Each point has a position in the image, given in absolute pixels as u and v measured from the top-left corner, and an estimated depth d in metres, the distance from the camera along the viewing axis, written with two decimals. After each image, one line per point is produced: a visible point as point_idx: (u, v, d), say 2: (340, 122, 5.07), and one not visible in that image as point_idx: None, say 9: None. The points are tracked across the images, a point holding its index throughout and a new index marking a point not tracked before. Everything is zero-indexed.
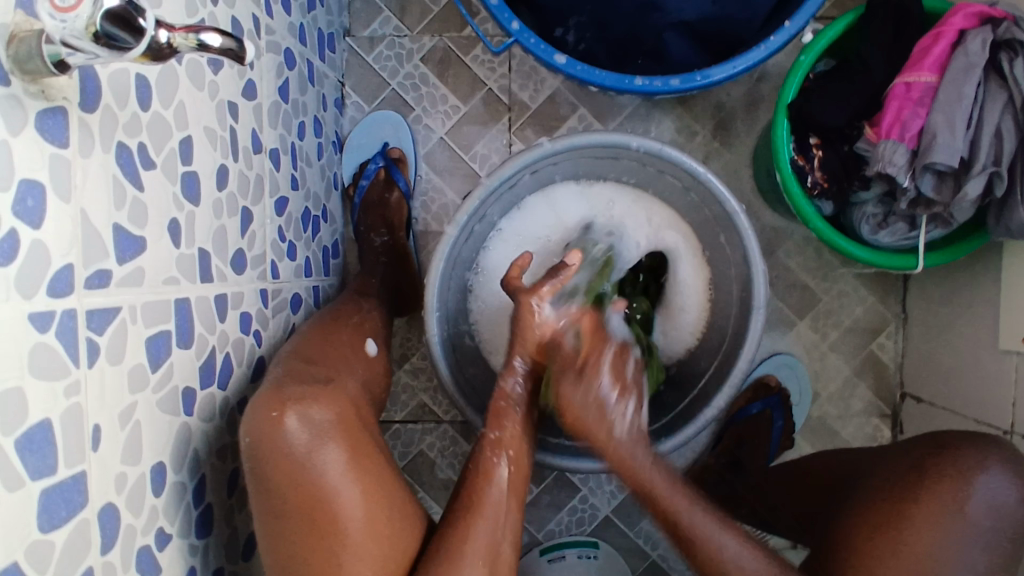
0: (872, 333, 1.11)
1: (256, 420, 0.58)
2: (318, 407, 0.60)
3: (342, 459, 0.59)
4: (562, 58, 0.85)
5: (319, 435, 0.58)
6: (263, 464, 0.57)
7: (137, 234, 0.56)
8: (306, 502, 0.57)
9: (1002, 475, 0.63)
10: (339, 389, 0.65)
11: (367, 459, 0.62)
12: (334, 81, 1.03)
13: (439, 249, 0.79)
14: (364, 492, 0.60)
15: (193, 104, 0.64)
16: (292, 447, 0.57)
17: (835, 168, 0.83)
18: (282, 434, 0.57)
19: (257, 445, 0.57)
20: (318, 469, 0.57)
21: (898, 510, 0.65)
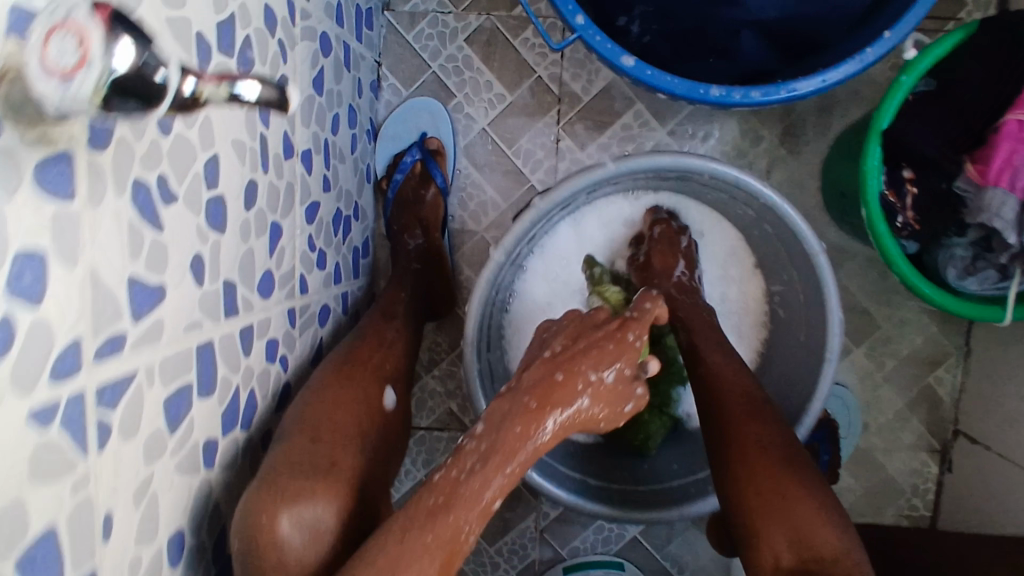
0: (931, 364, 1.03)
1: (248, 523, 0.52)
2: (313, 508, 0.54)
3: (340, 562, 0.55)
4: (630, 61, 0.75)
5: (313, 537, 0.53)
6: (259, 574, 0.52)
7: (157, 283, 0.48)
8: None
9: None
10: (340, 473, 0.58)
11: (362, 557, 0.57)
12: (370, 62, 0.93)
13: (481, 278, 0.71)
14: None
15: (219, 117, 0.55)
16: (287, 556, 0.52)
17: (927, 206, 0.73)
18: (277, 543, 0.51)
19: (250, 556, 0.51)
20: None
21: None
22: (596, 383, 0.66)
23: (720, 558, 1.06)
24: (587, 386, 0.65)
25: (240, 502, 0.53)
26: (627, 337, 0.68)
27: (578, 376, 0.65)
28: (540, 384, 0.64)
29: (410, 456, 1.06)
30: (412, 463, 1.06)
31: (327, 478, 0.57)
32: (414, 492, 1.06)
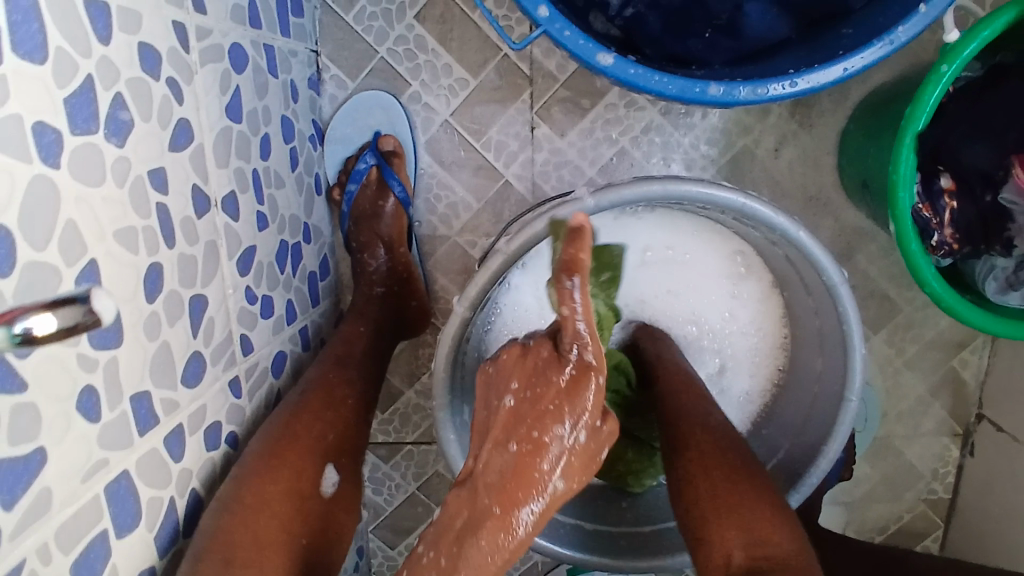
0: (955, 347, 0.94)
1: None
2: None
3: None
4: (607, 58, 0.63)
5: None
6: None
7: (29, 449, 0.39)
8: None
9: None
10: None
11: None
12: (305, 55, 0.80)
13: (447, 332, 0.62)
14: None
15: (90, 213, 0.45)
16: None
17: (970, 224, 0.62)
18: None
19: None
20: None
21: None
22: (558, 452, 0.46)
23: None
24: (550, 457, 0.46)
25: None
26: (584, 368, 0.45)
27: (536, 450, 0.46)
28: (498, 478, 0.46)
29: (399, 471, 0.99)
30: (403, 477, 1.00)
31: None
32: (408, 506, 1.01)
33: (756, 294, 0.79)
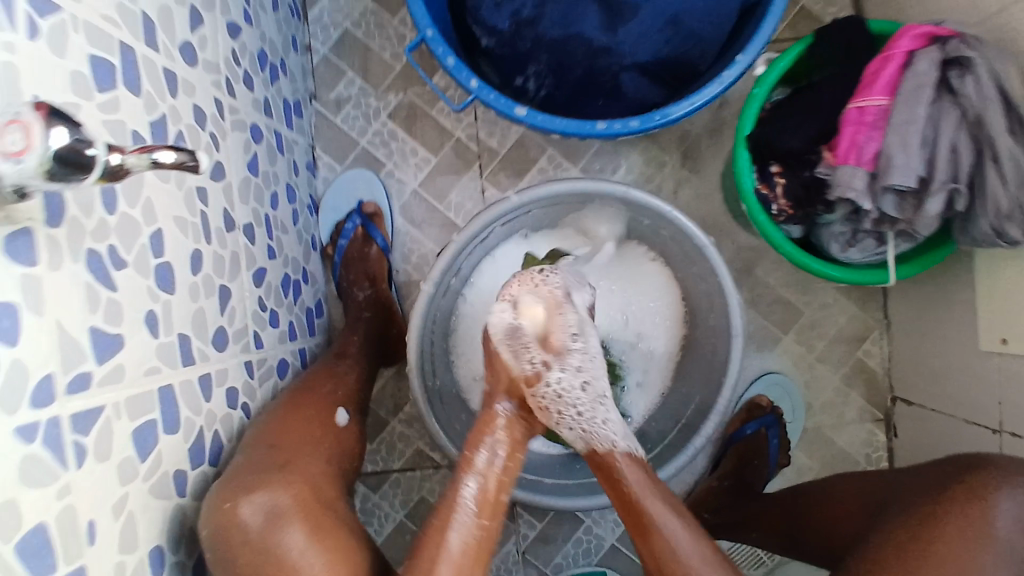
0: (857, 340, 1.11)
1: (211, 513, 0.60)
2: (274, 488, 0.63)
3: (303, 536, 0.61)
4: (522, 110, 0.86)
5: (275, 515, 0.61)
6: (227, 552, 0.60)
7: (115, 333, 0.57)
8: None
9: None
10: (295, 475, 0.66)
11: (339, 542, 0.64)
12: (304, 146, 1.05)
13: (416, 307, 0.80)
14: (332, 566, 0.61)
15: (160, 198, 0.66)
16: (249, 531, 0.60)
17: (798, 195, 0.82)
18: (236, 517, 0.59)
19: (212, 532, 0.59)
20: (278, 546, 0.60)
21: (925, 543, 0.72)
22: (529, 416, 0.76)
23: None
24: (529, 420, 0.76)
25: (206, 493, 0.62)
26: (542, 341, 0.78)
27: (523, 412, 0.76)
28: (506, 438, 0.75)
29: (388, 500, 1.11)
30: (392, 506, 1.11)
31: (284, 477, 0.65)
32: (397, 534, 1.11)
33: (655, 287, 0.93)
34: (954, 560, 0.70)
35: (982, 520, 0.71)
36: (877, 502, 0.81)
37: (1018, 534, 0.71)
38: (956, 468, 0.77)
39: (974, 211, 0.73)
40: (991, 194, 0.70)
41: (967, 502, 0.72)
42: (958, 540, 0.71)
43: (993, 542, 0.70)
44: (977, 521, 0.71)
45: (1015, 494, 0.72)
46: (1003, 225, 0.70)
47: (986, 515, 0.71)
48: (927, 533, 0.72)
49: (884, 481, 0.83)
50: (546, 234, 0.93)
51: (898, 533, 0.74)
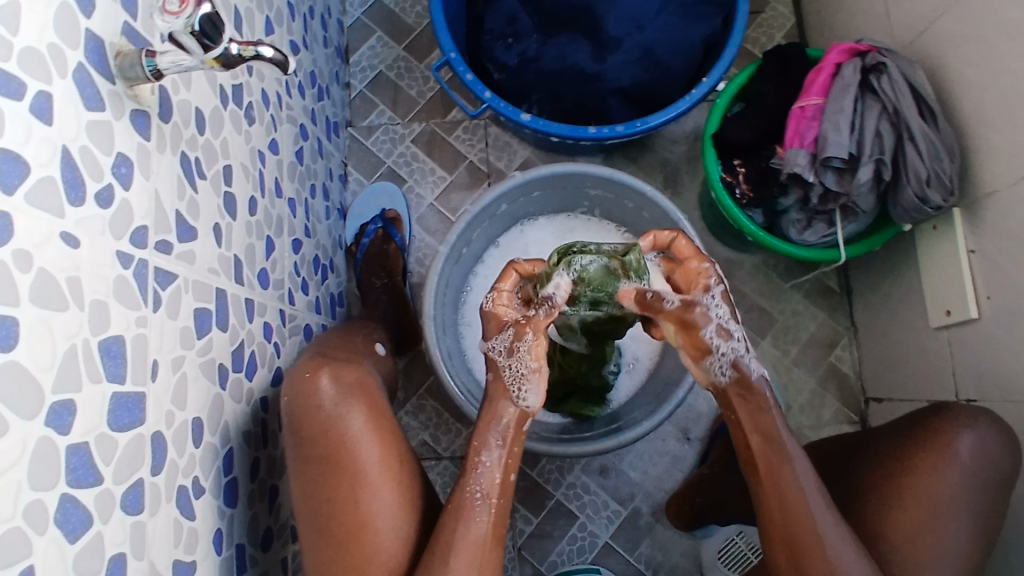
0: (828, 345, 1.22)
1: (294, 381, 0.76)
2: (346, 376, 0.78)
3: (363, 415, 0.76)
4: (526, 116, 1.05)
5: (344, 393, 0.76)
6: (299, 418, 0.75)
7: (192, 225, 0.70)
8: (334, 447, 0.74)
9: (988, 429, 0.73)
10: (355, 367, 0.82)
11: (388, 426, 0.78)
12: (339, 160, 1.22)
13: (433, 266, 0.93)
14: (380, 444, 0.76)
15: (233, 143, 0.81)
16: (322, 401, 0.75)
17: (755, 178, 0.99)
18: (314, 390, 0.75)
19: (293, 398, 0.75)
20: (343, 417, 0.75)
21: (898, 476, 0.72)
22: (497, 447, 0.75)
23: (690, 553, 1.16)
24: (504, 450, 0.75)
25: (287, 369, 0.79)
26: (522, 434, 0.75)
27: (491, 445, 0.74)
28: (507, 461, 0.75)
29: None
30: None
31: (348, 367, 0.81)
32: None
33: None
34: (924, 489, 0.71)
35: (945, 455, 0.71)
36: (854, 447, 0.83)
37: (980, 462, 0.72)
38: (920, 410, 0.77)
39: (899, 181, 0.89)
40: (911, 166, 0.87)
41: (930, 439, 0.73)
42: (926, 469, 0.71)
43: (956, 469, 0.71)
44: (941, 453, 0.72)
45: (976, 428, 0.73)
46: (924, 190, 0.87)
47: (947, 446, 0.72)
48: (899, 468, 0.73)
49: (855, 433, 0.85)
50: (541, 225, 1.08)
51: (876, 470, 0.74)
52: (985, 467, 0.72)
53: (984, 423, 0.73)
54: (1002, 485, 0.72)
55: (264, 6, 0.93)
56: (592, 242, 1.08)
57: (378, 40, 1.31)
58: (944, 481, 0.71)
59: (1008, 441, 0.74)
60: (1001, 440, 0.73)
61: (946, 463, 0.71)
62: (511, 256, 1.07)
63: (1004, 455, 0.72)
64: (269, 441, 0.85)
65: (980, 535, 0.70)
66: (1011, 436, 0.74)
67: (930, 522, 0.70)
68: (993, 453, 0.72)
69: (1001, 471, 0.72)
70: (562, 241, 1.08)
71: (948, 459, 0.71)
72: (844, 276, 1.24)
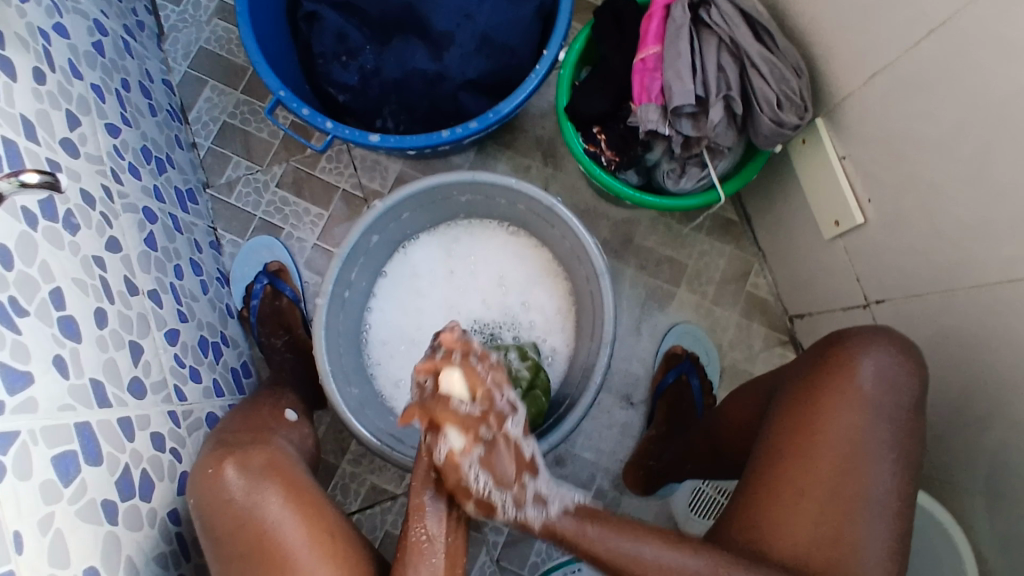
0: (742, 276, 1.21)
1: (200, 480, 0.69)
2: (253, 459, 0.71)
3: (278, 496, 0.68)
4: (375, 137, 0.99)
5: (254, 478, 0.69)
6: (212, 515, 0.68)
7: (24, 369, 0.64)
8: (255, 538, 0.66)
9: (887, 352, 0.73)
10: (265, 444, 0.74)
11: (312, 503, 0.69)
12: (204, 228, 1.16)
13: (316, 321, 0.88)
14: (307, 522, 0.67)
15: (56, 262, 0.74)
16: (231, 494, 0.68)
17: (618, 144, 0.96)
18: (222, 483, 0.68)
19: (201, 498, 0.69)
20: (259, 506, 0.67)
21: (810, 423, 0.72)
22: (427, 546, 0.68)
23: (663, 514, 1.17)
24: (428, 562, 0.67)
25: (191, 467, 0.72)
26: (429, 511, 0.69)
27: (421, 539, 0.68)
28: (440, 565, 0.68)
29: None
30: None
31: (256, 447, 0.73)
32: None
33: (527, 255, 1.03)
34: (837, 429, 0.70)
35: (849, 388, 0.72)
36: (766, 400, 0.83)
37: (884, 389, 0.72)
38: (821, 349, 0.77)
39: (752, 112, 0.87)
40: (760, 93, 0.85)
41: (833, 377, 0.73)
42: (837, 409, 0.71)
43: (864, 402, 0.71)
44: (846, 389, 0.72)
45: (875, 354, 0.73)
46: (778, 115, 0.85)
47: (851, 380, 0.72)
48: (807, 415, 0.72)
49: (765, 380, 0.86)
50: (423, 242, 1.03)
51: (789, 421, 0.74)
52: (891, 392, 0.72)
53: (881, 348, 0.73)
54: (914, 408, 0.72)
55: (60, 100, 0.85)
56: (480, 244, 1.04)
57: (212, 90, 1.23)
58: (855, 420, 0.70)
59: (910, 358, 0.73)
60: (903, 360, 0.73)
61: (852, 401, 0.71)
62: (402, 281, 1.03)
63: (908, 374, 0.73)
64: (190, 552, 0.82)
65: (903, 463, 0.70)
66: (914, 354, 0.74)
67: (850, 459, 0.69)
68: (896, 376, 0.72)
69: (909, 393, 0.72)
70: (450, 252, 1.04)
71: (853, 396, 0.71)
72: (739, 205, 1.23)
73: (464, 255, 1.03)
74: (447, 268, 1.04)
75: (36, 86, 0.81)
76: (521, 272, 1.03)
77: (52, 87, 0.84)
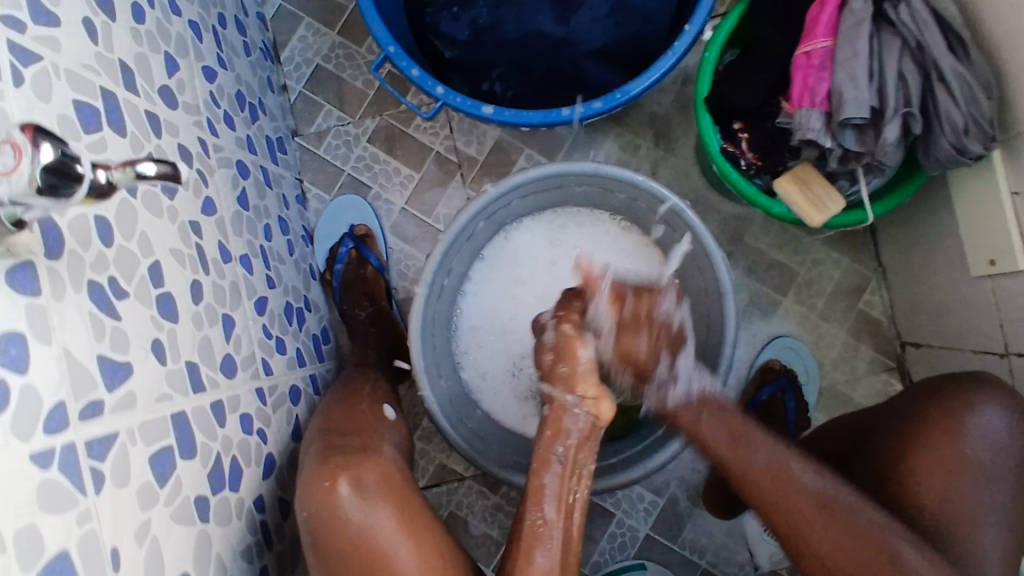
0: (857, 292, 1.12)
1: (312, 491, 0.66)
2: (367, 476, 0.68)
3: (392, 518, 0.66)
4: (489, 109, 0.91)
5: (369, 500, 0.66)
6: (324, 533, 0.66)
7: (123, 359, 0.59)
8: (367, 561, 0.64)
9: (998, 411, 0.73)
10: (376, 455, 0.72)
11: (421, 523, 0.69)
12: (291, 180, 1.09)
13: (412, 313, 0.82)
14: (419, 547, 0.66)
15: (154, 231, 0.69)
16: (346, 514, 0.65)
17: (763, 145, 0.87)
18: (335, 500, 0.65)
19: (313, 511, 0.66)
20: (374, 528, 0.65)
21: (910, 472, 0.74)
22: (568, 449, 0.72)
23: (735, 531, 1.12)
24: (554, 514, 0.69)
25: (298, 478, 0.69)
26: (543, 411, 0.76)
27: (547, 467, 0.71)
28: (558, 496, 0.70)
29: None
30: None
31: (368, 458, 0.71)
32: None
33: (640, 253, 0.95)
34: (935, 487, 0.72)
35: (954, 445, 0.72)
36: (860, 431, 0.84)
37: (992, 448, 0.72)
38: (925, 392, 0.77)
39: (933, 133, 0.77)
40: (944, 113, 0.74)
41: (934, 432, 0.74)
42: (944, 456, 0.72)
43: (971, 454, 0.72)
44: (954, 437, 0.73)
45: (987, 409, 0.73)
46: (962, 141, 0.75)
47: (959, 430, 0.73)
48: (912, 470, 0.74)
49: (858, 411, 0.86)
50: (528, 228, 0.96)
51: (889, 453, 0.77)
52: (1000, 448, 0.72)
53: (994, 404, 0.74)
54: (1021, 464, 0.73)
55: (158, 41, 0.77)
56: (589, 236, 0.95)
57: (307, 27, 1.13)
58: (962, 468, 0.72)
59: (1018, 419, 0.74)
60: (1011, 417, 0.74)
61: (958, 453, 0.72)
62: (500, 267, 0.96)
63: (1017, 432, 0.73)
64: (274, 540, 0.78)
65: (1003, 515, 0.71)
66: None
67: (950, 519, 0.71)
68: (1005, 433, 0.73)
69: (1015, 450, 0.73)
70: (554, 241, 0.96)
71: (963, 448, 0.72)
72: None
73: (570, 246, 0.95)
74: (550, 260, 0.96)
75: (135, 25, 0.73)
76: (633, 272, 0.95)
77: (151, 26, 0.76)
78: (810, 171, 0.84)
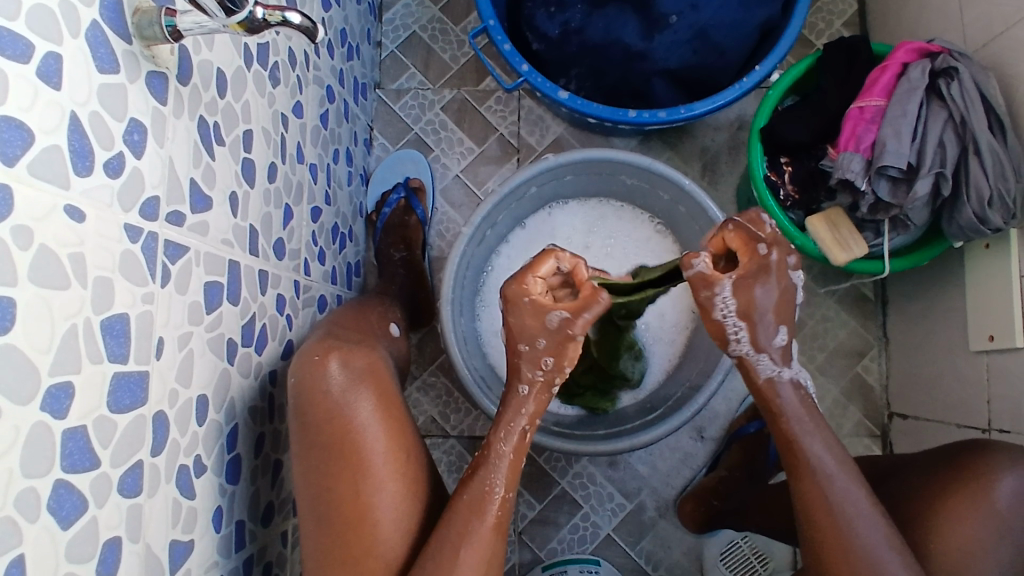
0: (857, 355, 1.17)
1: (302, 363, 0.71)
2: (356, 360, 0.73)
3: (371, 404, 0.71)
4: (564, 94, 0.99)
5: (354, 379, 0.71)
6: (306, 401, 0.70)
7: (207, 193, 0.66)
8: (339, 434, 0.69)
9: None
10: (369, 348, 0.77)
11: (397, 415, 0.74)
12: (364, 123, 1.18)
13: (455, 247, 0.89)
14: (388, 437, 0.71)
15: (255, 105, 0.76)
16: (330, 386, 0.70)
17: (802, 180, 0.95)
18: (324, 374, 0.70)
19: (302, 380, 0.70)
20: (351, 407, 0.70)
21: (927, 519, 0.71)
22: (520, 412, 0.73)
23: (692, 552, 1.15)
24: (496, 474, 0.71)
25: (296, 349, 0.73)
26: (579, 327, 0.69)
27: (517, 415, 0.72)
28: (508, 460, 0.72)
29: None
30: None
31: (361, 349, 0.76)
32: None
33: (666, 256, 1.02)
34: (956, 535, 0.69)
35: (984, 499, 0.69)
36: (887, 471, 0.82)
37: (1018, 511, 0.69)
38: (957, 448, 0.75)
39: (959, 198, 0.84)
40: (974, 182, 0.81)
41: (965, 483, 0.71)
42: (960, 506, 0.70)
43: (993, 512, 0.69)
44: (980, 491, 0.70)
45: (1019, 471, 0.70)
46: (984, 211, 0.81)
47: (986, 486, 0.70)
48: (934, 511, 0.71)
49: (891, 459, 0.84)
50: (570, 210, 1.03)
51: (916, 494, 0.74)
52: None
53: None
54: None
55: None
56: (624, 230, 1.03)
57: None
58: (978, 524, 0.69)
59: None
60: None
61: (981, 506, 0.69)
62: (538, 238, 1.03)
63: None
64: (275, 415, 0.83)
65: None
66: None
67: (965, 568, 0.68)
68: None
69: None
70: (592, 227, 1.03)
71: (986, 501, 0.69)
72: (880, 285, 1.19)
73: (605, 235, 1.03)
74: (584, 243, 1.03)
75: None
76: None
77: None
78: (840, 214, 0.91)
